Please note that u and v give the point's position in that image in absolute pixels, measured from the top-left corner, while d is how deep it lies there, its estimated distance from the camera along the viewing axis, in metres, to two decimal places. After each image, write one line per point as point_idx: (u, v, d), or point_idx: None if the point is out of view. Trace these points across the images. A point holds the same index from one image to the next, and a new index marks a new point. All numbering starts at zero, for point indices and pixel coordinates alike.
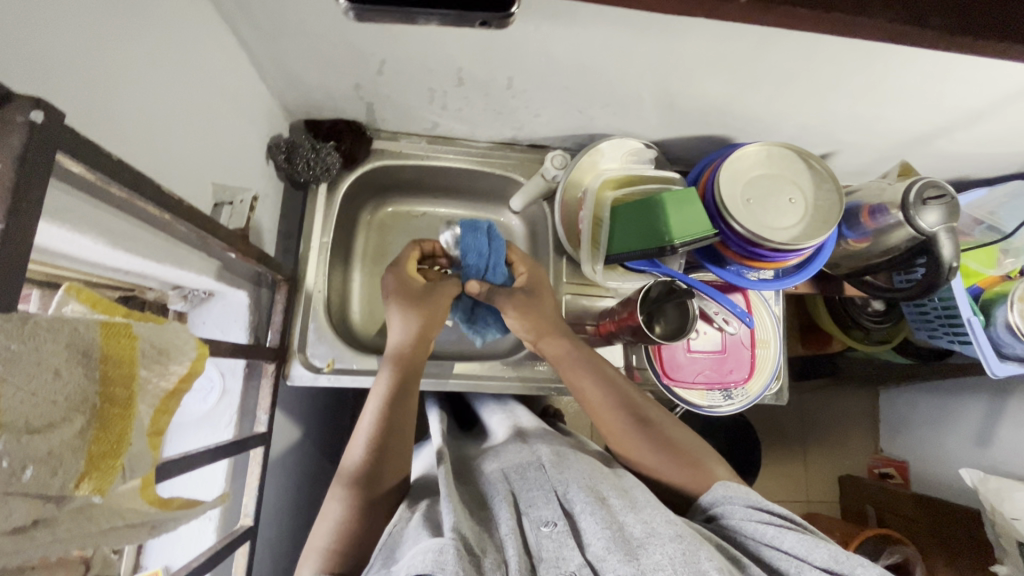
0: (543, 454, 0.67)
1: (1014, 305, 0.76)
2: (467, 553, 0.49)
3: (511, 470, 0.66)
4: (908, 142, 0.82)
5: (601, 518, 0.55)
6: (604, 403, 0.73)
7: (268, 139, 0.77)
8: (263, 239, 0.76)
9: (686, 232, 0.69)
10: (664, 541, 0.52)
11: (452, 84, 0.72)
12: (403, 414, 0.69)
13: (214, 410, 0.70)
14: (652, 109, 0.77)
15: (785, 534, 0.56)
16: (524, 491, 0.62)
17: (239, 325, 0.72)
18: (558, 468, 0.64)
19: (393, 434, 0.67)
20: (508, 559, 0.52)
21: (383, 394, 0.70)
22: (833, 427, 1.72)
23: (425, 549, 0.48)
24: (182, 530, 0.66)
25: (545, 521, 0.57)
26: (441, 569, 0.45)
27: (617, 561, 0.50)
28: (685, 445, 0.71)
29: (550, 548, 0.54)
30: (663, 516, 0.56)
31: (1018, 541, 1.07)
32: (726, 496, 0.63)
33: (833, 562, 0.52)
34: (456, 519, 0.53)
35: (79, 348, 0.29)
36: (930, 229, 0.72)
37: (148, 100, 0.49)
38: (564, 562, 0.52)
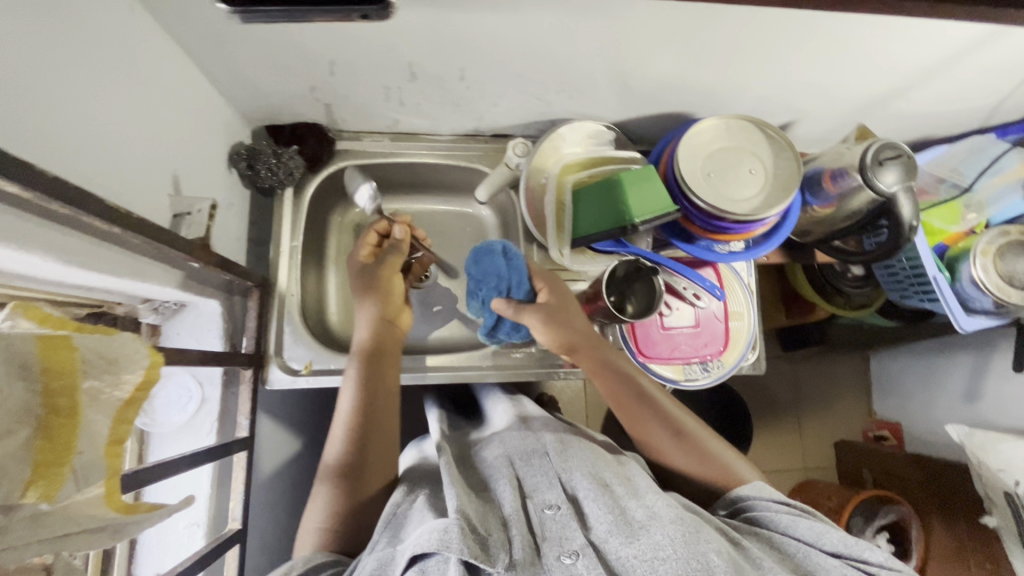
0: (547, 441, 0.68)
1: (977, 260, 0.76)
2: (472, 533, 0.52)
3: (515, 455, 0.66)
4: (866, 105, 0.83)
5: (604, 503, 0.57)
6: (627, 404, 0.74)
7: (228, 147, 0.77)
8: (230, 247, 0.77)
9: (646, 209, 0.70)
10: (665, 523, 0.54)
11: (406, 80, 0.73)
12: (379, 404, 0.71)
13: (194, 419, 0.71)
14: (608, 91, 0.77)
15: (798, 522, 0.59)
16: (528, 476, 0.63)
17: (214, 334, 0.73)
18: (562, 456, 0.65)
19: (373, 428, 0.69)
20: (512, 538, 0.54)
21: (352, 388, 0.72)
22: (826, 393, 1.73)
23: (429, 529, 0.51)
24: (172, 536, 0.67)
25: (550, 504, 0.58)
26: (448, 548, 0.48)
27: (619, 543, 0.52)
28: (710, 443, 0.71)
29: (553, 528, 0.55)
30: (663, 500, 0.58)
31: (1005, 491, 1.09)
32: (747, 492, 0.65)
33: (842, 547, 0.56)
34: (459, 501, 0.56)
35: (17, 361, 0.31)
36: (889, 189, 0.73)
37: (92, 117, 0.50)
38: (566, 541, 0.54)
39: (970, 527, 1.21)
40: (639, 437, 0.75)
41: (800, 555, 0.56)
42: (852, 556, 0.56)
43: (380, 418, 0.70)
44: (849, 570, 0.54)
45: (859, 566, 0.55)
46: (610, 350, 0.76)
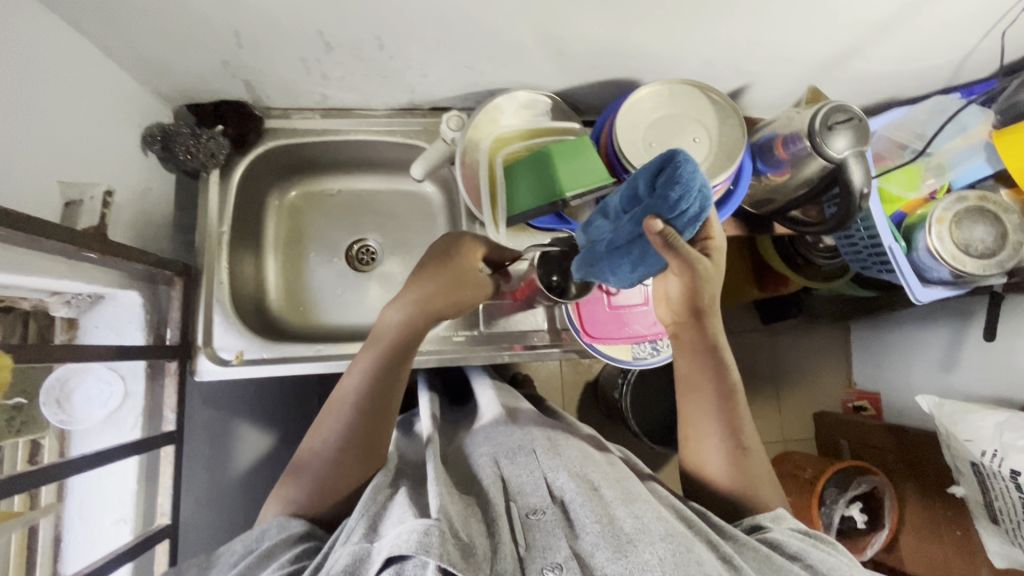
0: (536, 440, 0.69)
1: (932, 228, 0.72)
2: (455, 538, 0.50)
3: (501, 454, 0.68)
4: (823, 66, 0.78)
5: (592, 510, 0.56)
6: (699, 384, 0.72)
7: (141, 128, 0.72)
8: (150, 235, 0.73)
9: (578, 183, 0.66)
10: (654, 540, 0.52)
11: (321, 51, 0.68)
12: (390, 389, 0.67)
13: (116, 414, 0.68)
14: (543, 57, 0.72)
15: (810, 551, 0.57)
16: (514, 476, 0.64)
17: (134, 327, 0.70)
18: (550, 455, 0.66)
19: (377, 412, 0.65)
20: (499, 545, 0.54)
21: (359, 382, 0.66)
22: (806, 365, 1.71)
23: (409, 528, 0.50)
24: (98, 532, 0.66)
25: (534, 509, 0.59)
26: (426, 552, 0.47)
27: (605, 559, 0.51)
28: (756, 465, 0.69)
29: (539, 538, 0.55)
30: (654, 512, 0.57)
31: (972, 461, 1.07)
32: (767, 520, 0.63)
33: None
34: (443, 500, 0.56)
35: None
36: (840, 155, 0.69)
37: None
38: (551, 553, 0.53)
39: (940, 498, 1.21)
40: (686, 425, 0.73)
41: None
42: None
43: (385, 404, 0.66)
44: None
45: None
46: (718, 334, 0.71)
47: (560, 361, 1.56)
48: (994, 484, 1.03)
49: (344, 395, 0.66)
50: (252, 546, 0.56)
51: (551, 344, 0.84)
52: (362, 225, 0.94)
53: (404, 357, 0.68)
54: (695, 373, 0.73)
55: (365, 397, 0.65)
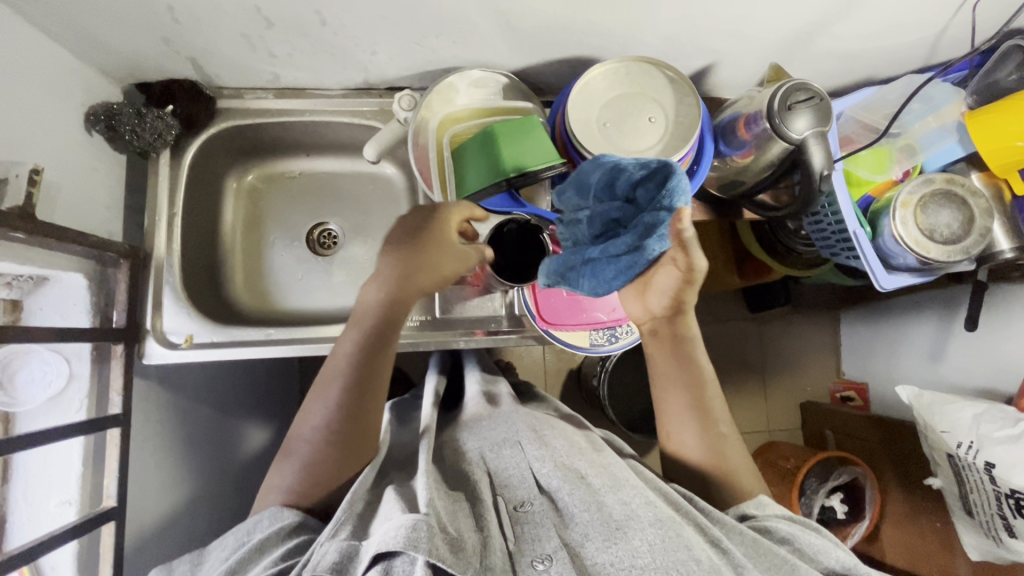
0: (523, 432, 0.68)
1: (896, 213, 0.70)
2: (442, 533, 0.51)
3: (488, 450, 0.69)
4: (789, 43, 0.74)
5: (579, 498, 0.56)
6: (673, 378, 0.70)
7: (84, 107, 0.71)
8: (96, 217, 0.72)
9: (523, 165, 0.65)
10: (643, 526, 0.52)
11: (263, 27, 0.66)
12: (373, 372, 0.66)
13: (60, 396, 0.68)
14: (493, 34, 0.70)
15: (797, 535, 0.57)
16: (501, 470, 0.65)
17: (80, 308, 0.68)
18: (535, 445, 0.65)
19: (361, 397, 0.65)
20: (488, 538, 0.54)
21: (341, 376, 0.66)
22: (793, 355, 1.69)
23: (396, 524, 0.51)
24: (42, 514, 0.66)
25: (522, 501, 0.59)
26: (415, 548, 0.48)
27: (595, 548, 0.51)
28: (734, 453, 0.68)
29: (528, 529, 0.55)
30: (641, 497, 0.57)
31: (948, 454, 1.05)
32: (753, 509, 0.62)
33: (845, 568, 0.54)
34: (431, 496, 0.57)
35: None
36: (799, 136, 0.67)
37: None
38: (540, 546, 0.53)
39: (923, 490, 1.19)
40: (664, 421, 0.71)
41: (791, 564, 0.53)
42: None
43: (370, 388, 0.66)
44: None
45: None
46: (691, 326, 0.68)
47: (543, 349, 1.54)
48: (970, 476, 1.00)
49: (328, 389, 0.66)
50: (244, 538, 0.58)
51: (510, 329, 0.82)
52: (324, 209, 0.93)
53: (386, 340, 0.67)
54: (670, 367, 0.70)
55: (347, 390, 0.65)
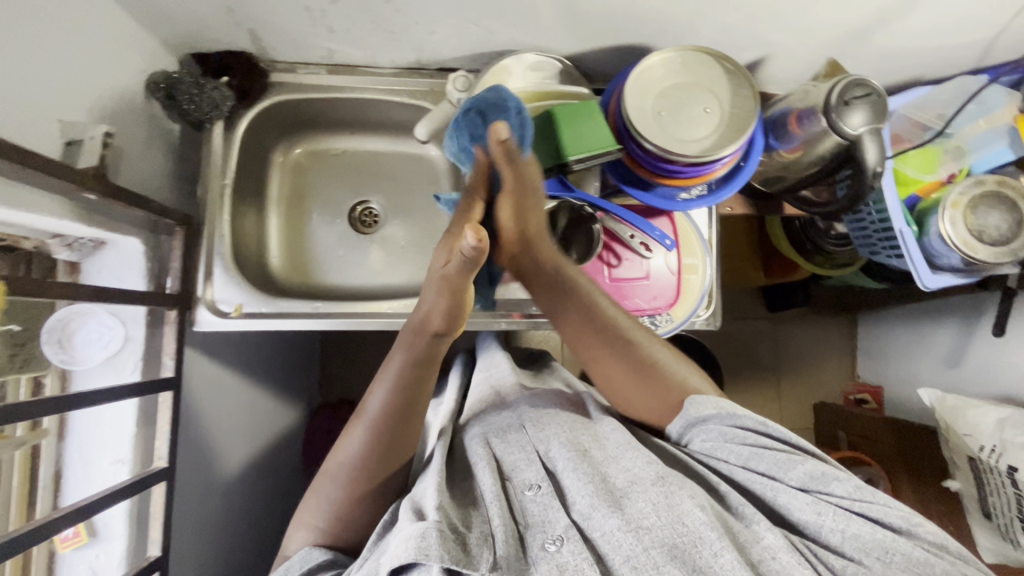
0: (524, 415, 0.71)
1: (946, 213, 0.70)
2: (452, 534, 0.53)
3: (492, 435, 0.70)
4: (844, 38, 0.74)
5: (582, 474, 0.58)
6: (577, 327, 0.71)
7: (145, 75, 0.72)
8: (152, 183, 0.73)
9: (583, 149, 0.65)
10: (646, 487, 0.55)
11: (326, 1, 0.67)
12: (408, 411, 0.67)
13: (115, 358, 0.69)
14: (552, 18, 0.70)
15: (765, 452, 0.58)
16: (506, 455, 0.66)
17: (136, 273, 0.70)
18: (537, 427, 0.68)
19: (387, 449, 0.66)
20: (494, 529, 0.55)
21: (372, 419, 0.66)
22: (809, 355, 1.69)
23: (406, 536, 0.52)
24: (93, 471, 0.68)
25: (530, 485, 0.61)
26: (427, 556, 0.49)
27: (602, 517, 0.53)
28: (658, 364, 0.69)
29: (536, 512, 0.57)
30: (642, 458, 0.59)
31: (968, 457, 1.07)
32: (694, 414, 0.64)
33: (807, 481, 0.55)
34: (440, 503, 0.57)
35: None
36: (855, 132, 0.67)
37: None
38: (550, 527, 0.55)
39: (935, 490, 1.20)
40: (598, 374, 0.71)
41: (771, 496, 0.56)
42: (818, 489, 0.55)
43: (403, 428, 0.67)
44: (820, 506, 0.53)
45: (826, 500, 0.54)
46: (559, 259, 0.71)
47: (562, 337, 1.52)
48: (990, 479, 1.01)
49: (359, 429, 0.67)
50: None
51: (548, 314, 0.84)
52: (365, 187, 0.93)
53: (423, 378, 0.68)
54: (562, 307, 0.71)
55: (377, 437, 0.66)
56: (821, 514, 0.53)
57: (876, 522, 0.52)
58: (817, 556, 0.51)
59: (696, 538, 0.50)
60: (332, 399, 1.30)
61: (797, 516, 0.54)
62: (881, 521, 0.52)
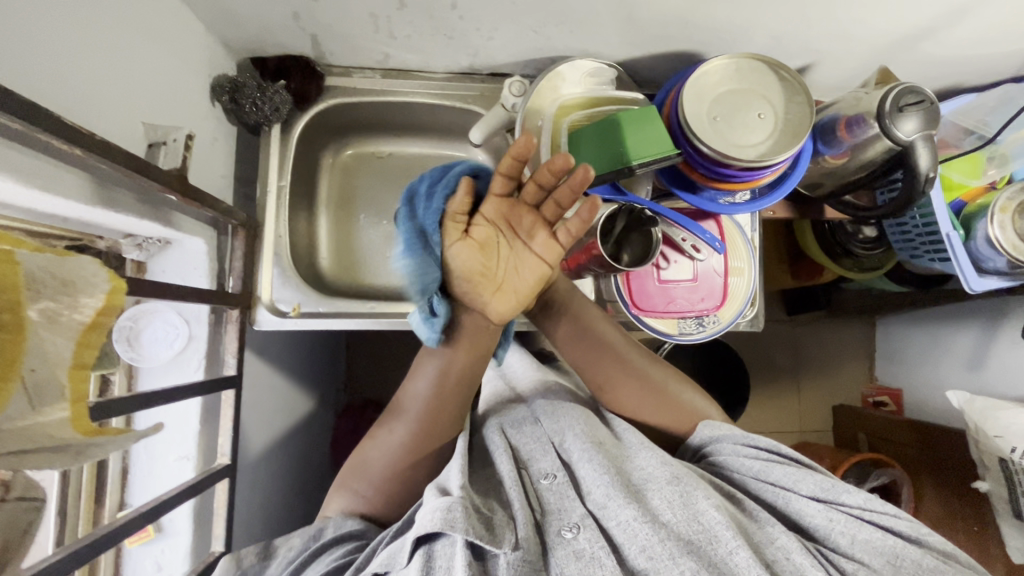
0: (538, 408, 0.71)
1: (995, 218, 0.72)
2: (477, 514, 0.53)
3: (508, 425, 0.71)
4: (891, 46, 0.76)
5: (598, 465, 0.58)
6: (595, 362, 0.75)
7: (210, 79, 0.73)
8: (214, 184, 0.74)
9: (646, 153, 0.67)
10: (661, 485, 0.55)
11: (393, 8, 0.68)
12: (445, 408, 0.69)
13: (181, 356, 0.70)
14: (611, 25, 0.71)
15: (773, 468, 0.60)
16: (523, 445, 0.67)
17: (198, 273, 0.71)
18: (552, 419, 0.68)
19: (428, 444, 0.69)
20: (514, 513, 0.55)
21: (411, 418, 0.69)
22: (828, 359, 1.69)
23: (432, 508, 0.52)
24: (159, 468, 0.68)
25: (546, 474, 0.61)
26: (452, 527, 0.50)
27: (618, 507, 0.52)
28: (672, 387, 0.74)
29: (552, 501, 0.57)
30: (657, 457, 0.59)
31: (999, 458, 1.04)
32: (709, 434, 0.68)
33: (819, 491, 0.57)
34: (464, 482, 0.58)
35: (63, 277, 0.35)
36: (907, 138, 0.69)
37: (39, 22, 0.45)
38: (566, 515, 0.55)
39: (960, 493, 1.16)
40: (607, 392, 0.75)
41: (782, 503, 0.58)
42: (830, 499, 0.56)
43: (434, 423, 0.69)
44: (832, 513, 0.54)
45: (838, 509, 0.55)
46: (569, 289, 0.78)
47: None
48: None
49: (398, 425, 0.69)
50: (311, 541, 0.61)
51: None
52: None
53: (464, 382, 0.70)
54: (570, 334, 0.76)
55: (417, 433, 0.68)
56: (832, 520, 0.54)
57: (887, 530, 0.53)
58: (828, 559, 0.52)
59: (711, 536, 0.50)
60: (362, 399, 1.30)
61: (809, 521, 0.55)
62: (891, 529, 0.53)
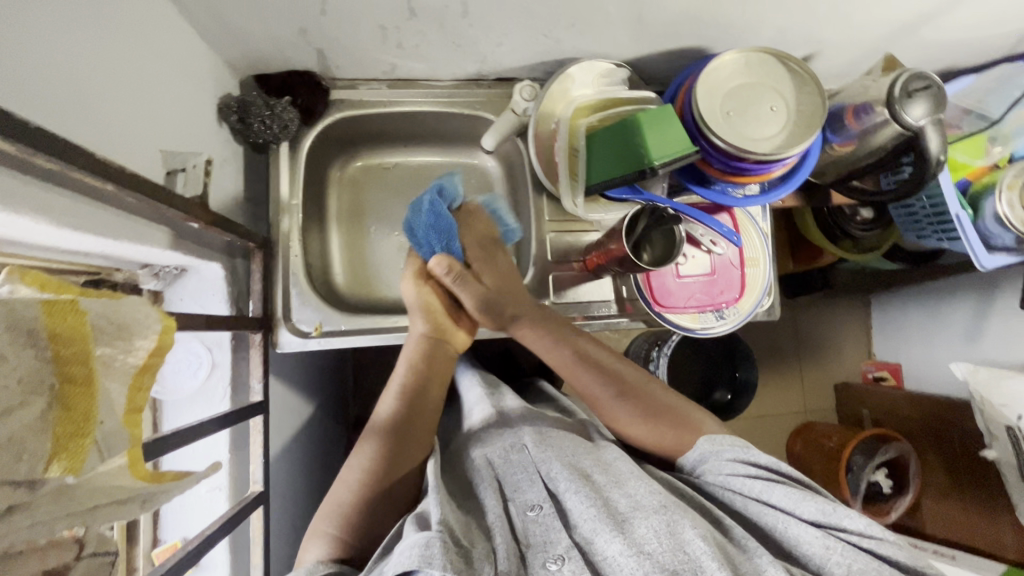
0: (525, 434, 0.66)
1: (1003, 195, 0.74)
2: (455, 545, 0.49)
3: (495, 455, 0.65)
4: (893, 33, 0.77)
5: (585, 496, 0.54)
6: (576, 373, 0.73)
7: (216, 99, 0.71)
8: (226, 207, 0.72)
9: (665, 152, 0.67)
10: (650, 514, 0.52)
11: (404, 18, 0.67)
12: (412, 424, 0.70)
13: (205, 385, 0.69)
14: (621, 26, 0.71)
15: (772, 489, 0.57)
16: (509, 475, 0.62)
17: (218, 298, 0.69)
18: (540, 447, 0.64)
19: (395, 461, 0.66)
20: (497, 547, 0.52)
21: (374, 442, 0.67)
22: (829, 335, 1.59)
23: (410, 544, 0.48)
24: (193, 501, 0.67)
25: (531, 505, 0.57)
26: (430, 564, 0.45)
27: (605, 541, 0.50)
28: (673, 404, 0.70)
29: (538, 533, 0.54)
30: (646, 486, 0.56)
31: (1006, 426, 1.00)
32: (710, 448, 0.64)
33: (819, 515, 0.54)
34: (442, 511, 0.53)
35: (120, 322, 0.34)
36: (916, 123, 0.70)
37: (66, 56, 0.44)
38: (551, 546, 0.52)
39: (967, 462, 1.17)
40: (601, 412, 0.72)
41: (780, 529, 0.55)
42: (830, 524, 0.53)
43: (410, 437, 0.68)
44: (830, 541, 0.52)
45: (838, 536, 0.53)
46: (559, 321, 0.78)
47: None
48: None
49: (362, 451, 0.67)
50: None
51: (618, 314, 0.85)
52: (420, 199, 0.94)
53: (424, 401, 0.73)
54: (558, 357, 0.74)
55: (382, 452, 0.66)
56: (829, 549, 0.51)
57: (883, 559, 0.51)
58: None
59: (697, 567, 0.47)
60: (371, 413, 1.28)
61: (805, 549, 0.53)
62: (888, 559, 0.51)
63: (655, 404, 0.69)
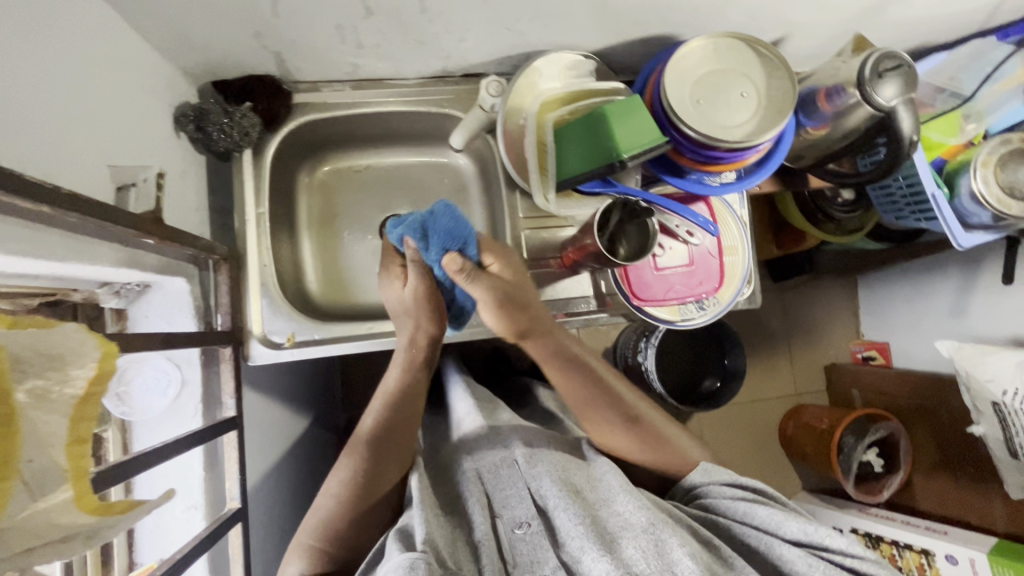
0: (515, 445, 0.63)
1: (978, 172, 0.74)
2: (439, 566, 0.49)
3: (484, 469, 0.62)
4: (863, 13, 0.76)
5: (574, 514, 0.55)
6: (590, 403, 0.69)
7: (172, 108, 0.69)
8: (189, 219, 0.70)
9: (635, 144, 0.66)
10: (636, 534, 0.53)
11: (360, 17, 0.65)
12: (396, 433, 0.66)
13: (176, 403, 0.67)
14: (586, 16, 0.70)
15: (756, 509, 0.59)
16: (497, 490, 0.61)
17: (184, 314, 0.67)
18: (530, 461, 0.61)
19: (375, 470, 0.64)
20: (484, 569, 0.53)
21: (358, 456, 0.65)
22: (817, 318, 1.59)
23: (394, 566, 0.47)
24: (169, 520, 0.66)
25: (519, 522, 0.58)
26: None
27: (592, 560, 0.51)
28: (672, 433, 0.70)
29: (525, 552, 0.55)
30: (635, 501, 0.57)
31: (993, 403, 1.00)
32: (701, 478, 0.67)
33: (801, 535, 0.56)
34: (428, 530, 0.52)
35: (52, 352, 0.32)
36: (887, 103, 0.69)
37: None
38: (538, 567, 0.54)
39: (954, 440, 1.17)
40: (608, 440, 0.70)
41: (765, 548, 0.57)
42: (812, 543, 0.56)
43: (392, 444, 0.65)
44: (812, 559, 0.54)
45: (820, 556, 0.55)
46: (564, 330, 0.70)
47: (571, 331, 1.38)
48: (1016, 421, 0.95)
49: (343, 464, 0.65)
50: None
51: (598, 309, 0.84)
52: (393, 200, 0.92)
53: (409, 410, 0.68)
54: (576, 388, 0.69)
55: (364, 461, 0.64)
56: (813, 567, 0.53)
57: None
58: None
59: None
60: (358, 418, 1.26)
61: (789, 567, 0.55)
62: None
63: (650, 424, 0.69)
